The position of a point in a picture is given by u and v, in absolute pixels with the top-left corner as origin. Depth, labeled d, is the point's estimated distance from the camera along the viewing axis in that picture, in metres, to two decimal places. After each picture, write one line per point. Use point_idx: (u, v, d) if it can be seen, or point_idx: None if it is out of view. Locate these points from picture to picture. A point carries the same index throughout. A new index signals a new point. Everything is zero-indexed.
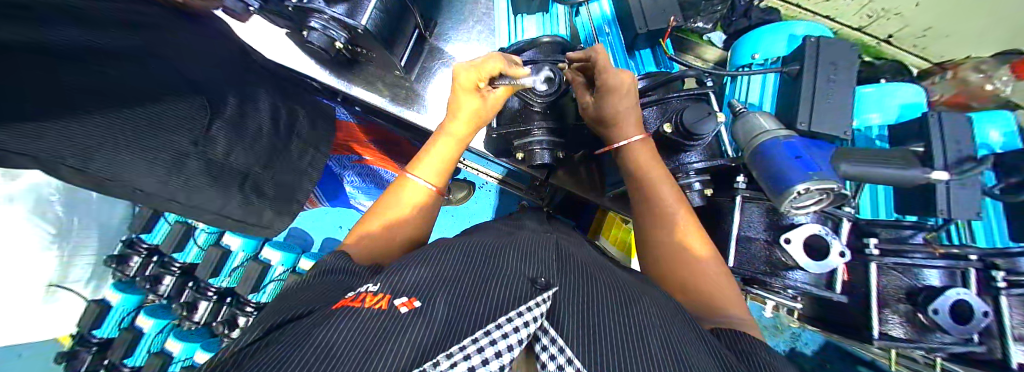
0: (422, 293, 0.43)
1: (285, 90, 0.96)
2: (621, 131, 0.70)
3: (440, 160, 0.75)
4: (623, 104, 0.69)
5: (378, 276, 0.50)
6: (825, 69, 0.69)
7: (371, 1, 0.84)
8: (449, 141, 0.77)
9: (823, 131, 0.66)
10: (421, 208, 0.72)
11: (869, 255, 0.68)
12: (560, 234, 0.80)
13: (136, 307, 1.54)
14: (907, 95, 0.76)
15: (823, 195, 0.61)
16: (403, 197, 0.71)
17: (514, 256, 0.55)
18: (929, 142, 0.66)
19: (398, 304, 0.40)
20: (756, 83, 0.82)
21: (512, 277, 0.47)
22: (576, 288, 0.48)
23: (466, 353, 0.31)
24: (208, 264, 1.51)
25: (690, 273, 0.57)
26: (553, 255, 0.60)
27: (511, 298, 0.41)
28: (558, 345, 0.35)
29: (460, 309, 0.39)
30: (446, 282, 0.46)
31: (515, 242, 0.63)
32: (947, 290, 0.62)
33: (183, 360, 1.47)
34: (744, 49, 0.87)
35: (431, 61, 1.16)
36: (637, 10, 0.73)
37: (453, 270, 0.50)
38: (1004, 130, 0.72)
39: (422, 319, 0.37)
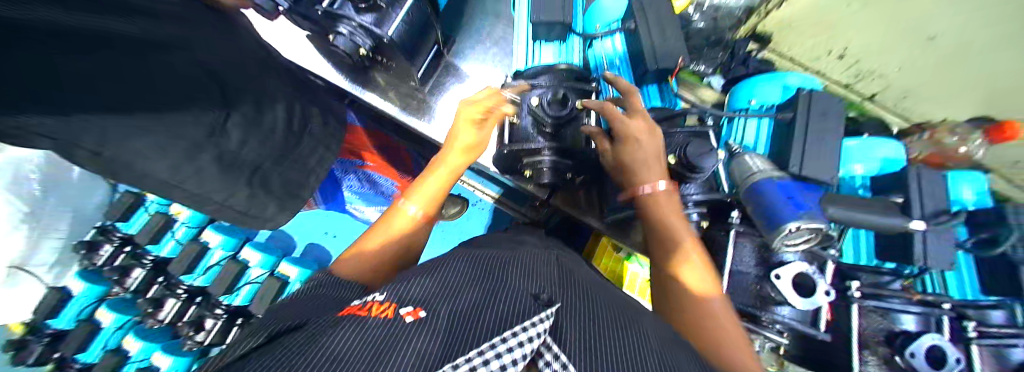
0: (426, 305, 0.44)
1: (301, 91, 0.97)
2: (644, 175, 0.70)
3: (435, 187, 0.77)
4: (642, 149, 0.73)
5: (384, 287, 0.51)
6: (815, 119, 0.75)
7: (398, 15, 0.88)
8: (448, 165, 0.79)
9: (814, 176, 0.71)
10: (412, 234, 0.72)
11: (852, 296, 0.71)
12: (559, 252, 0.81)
13: (99, 299, 1.46)
14: (888, 151, 0.81)
15: (813, 234, 0.65)
16: (393, 222, 0.72)
17: (518, 271, 0.56)
18: (908, 194, 0.71)
19: (404, 314, 0.42)
20: (752, 127, 0.87)
21: (515, 293, 0.48)
22: (578, 306, 0.49)
23: (471, 365, 0.32)
24: (182, 261, 1.47)
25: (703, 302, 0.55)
26: (554, 273, 0.61)
27: (515, 313, 0.41)
28: (561, 361, 0.36)
29: (463, 322, 0.40)
30: (449, 295, 0.47)
31: (517, 257, 0.64)
32: (921, 335, 0.66)
33: (140, 360, 1.42)
34: (741, 93, 0.94)
35: (445, 75, 1.20)
36: (648, 48, 0.79)
37: (457, 283, 0.51)
38: (976, 189, 0.78)
39: (427, 329, 0.38)
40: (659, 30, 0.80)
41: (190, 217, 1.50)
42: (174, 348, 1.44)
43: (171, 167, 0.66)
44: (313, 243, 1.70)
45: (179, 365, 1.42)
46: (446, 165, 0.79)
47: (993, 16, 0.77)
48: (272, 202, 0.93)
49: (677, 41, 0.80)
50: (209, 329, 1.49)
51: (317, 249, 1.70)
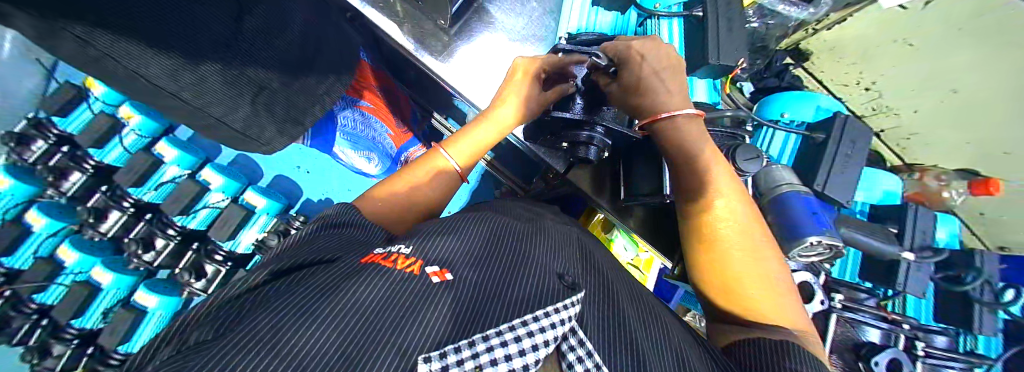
0: (452, 266, 0.41)
1: (320, 8, 0.86)
2: (664, 102, 0.62)
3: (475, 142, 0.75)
4: (658, 66, 0.63)
5: (408, 239, 0.48)
6: (846, 145, 0.79)
7: None
8: (498, 118, 0.77)
9: (838, 199, 0.77)
10: (442, 181, 0.70)
11: (834, 307, 0.80)
12: (577, 228, 0.76)
13: (27, 200, 1.22)
14: (890, 184, 0.86)
15: (827, 250, 0.70)
16: (430, 164, 0.70)
17: (541, 245, 0.54)
18: (903, 226, 0.79)
19: (430, 273, 0.38)
20: (779, 138, 0.89)
21: (540, 271, 0.45)
22: (600, 294, 0.48)
23: (489, 346, 0.30)
24: (132, 172, 1.24)
25: (739, 262, 0.51)
26: (577, 253, 0.59)
27: (541, 294, 0.39)
28: (585, 349, 0.35)
29: (489, 293, 0.38)
30: (477, 259, 0.44)
31: (542, 229, 0.61)
32: (885, 349, 0.76)
33: (76, 273, 1.22)
34: (773, 105, 0.93)
35: (473, 21, 1.08)
36: (713, 40, 0.77)
37: (483, 246, 0.48)
38: (949, 231, 0.89)
39: (451, 294, 0.36)
40: (726, 25, 0.77)
41: (142, 124, 1.28)
42: (116, 266, 1.25)
43: (164, 68, 0.56)
44: (280, 175, 1.50)
45: (122, 283, 1.24)
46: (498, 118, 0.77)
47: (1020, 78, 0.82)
48: (272, 126, 0.82)
49: (739, 39, 0.78)
50: (159, 250, 1.32)
51: (284, 183, 1.50)
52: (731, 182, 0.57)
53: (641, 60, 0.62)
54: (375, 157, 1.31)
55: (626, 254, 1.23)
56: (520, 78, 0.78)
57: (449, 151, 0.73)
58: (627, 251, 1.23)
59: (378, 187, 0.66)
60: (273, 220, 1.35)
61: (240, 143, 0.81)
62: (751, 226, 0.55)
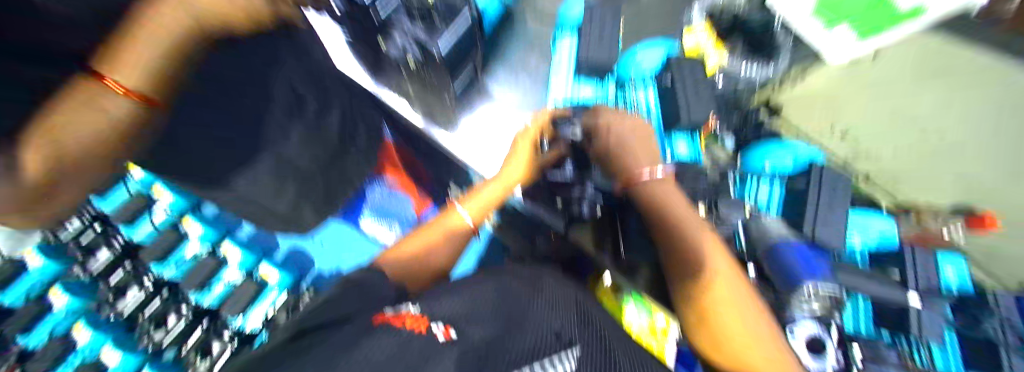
0: (457, 324, 0.44)
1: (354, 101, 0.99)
2: (635, 163, 0.77)
3: (489, 197, 0.82)
4: (629, 137, 0.80)
5: (413, 300, 0.51)
6: (826, 191, 0.83)
7: (451, 35, 0.98)
8: (508, 177, 0.85)
9: (830, 244, 0.78)
10: (455, 238, 0.74)
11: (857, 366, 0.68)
12: (577, 287, 0.78)
13: None
14: (885, 227, 0.87)
15: (826, 297, 0.71)
16: (447, 222, 0.76)
17: (540, 304, 0.56)
18: (904, 272, 0.81)
19: (435, 331, 0.41)
20: (765, 188, 0.92)
21: (538, 329, 0.47)
22: (597, 351, 0.48)
23: None
24: None
25: (721, 311, 0.52)
26: (574, 312, 0.60)
27: (540, 350, 0.41)
28: None
29: (495, 346, 0.40)
30: (480, 318, 0.47)
31: (539, 288, 0.63)
32: None
33: None
34: (754, 156, 0.97)
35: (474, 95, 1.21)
36: (684, 106, 0.88)
37: (485, 305, 0.51)
38: (957, 271, 0.86)
39: (460, 346, 0.38)
40: (693, 93, 0.90)
41: None
42: None
43: None
44: None
45: None
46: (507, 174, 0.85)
47: None
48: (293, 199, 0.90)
49: (708, 101, 0.88)
50: None
51: (293, 254, 1.49)
52: (703, 233, 0.62)
53: (610, 128, 0.83)
54: (398, 225, 1.33)
55: None
56: (527, 143, 0.88)
57: (463, 207, 0.80)
58: None
59: (398, 244, 0.71)
60: (284, 294, 1.30)
61: (261, 215, 0.88)
62: (734, 275, 0.56)
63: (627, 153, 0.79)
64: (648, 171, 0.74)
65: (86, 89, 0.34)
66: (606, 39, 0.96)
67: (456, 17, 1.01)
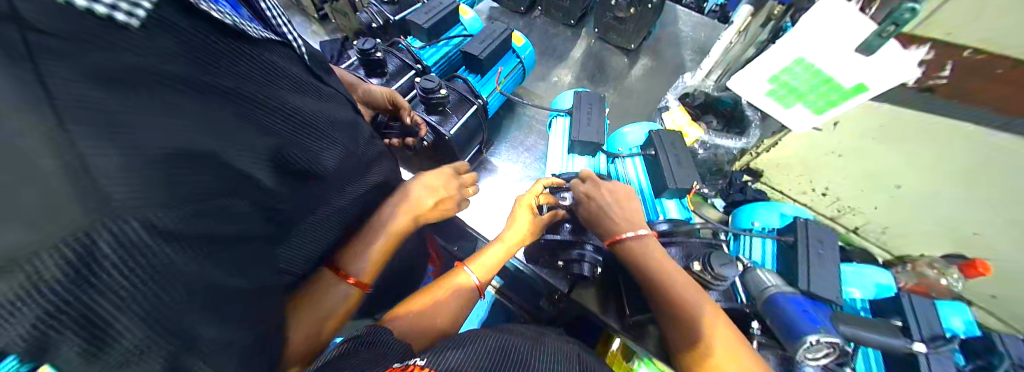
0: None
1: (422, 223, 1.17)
2: (619, 227, 0.82)
3: (492, 260, 0.87)
4: (610, 202, 0.85)
5: (423, 355, 0.55)
6: (814, 244, 0.86)
7: (459, 119, 1.14)
8: (509, 241, 0.90)
9: (823, 294, 0.81)
10: (464, 298, 0.80)
11: None
12: (578, 345, 0.80)
13: None
14: (880, 278, 0.91)
15: (831, 348, 0.72)
16: (452, 282, 0.81)
17: (542, 359, 0.60)
18: (906, 319, 0.82)
19: None
20: (757, 247, 0.98)
21: None
22: None
23: None
24: None
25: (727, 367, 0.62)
26: (575, 368, 0.63)
27: None
28: None
29: None
30: (481, 368, 0.51)
31: (541, 346, 0.67)
32: None
33: None
34: (742, 216, 1.08)
35: (480, 170, 1.36)
36: (667, 173, 0.97)
37: (488, 358, 0.54)
38: (963, 318, 0.88)
39: None
40: (676, 160, 0.99)
41: None
42: None
43: None
44: None
45: None
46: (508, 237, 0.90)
47: (960, 185, 0.97)
48: None
49: (689, 166, 0.99)
50: None
51: None
52: (698, 292, 0.72)
53: (596, 197, 0.87)
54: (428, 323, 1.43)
55: None
56: (524, 209, 0.92)
57: (469, 268, 0.85)
58: None
59: (404, 304, 0.75)
60: None
61: None
62: (722, 332, 0.66)
63: (609, 218, 0.83)
64: (633, 231, 0.80)
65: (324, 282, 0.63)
66: (595, 120, 1.10)
67: (465, 108, 1.16)
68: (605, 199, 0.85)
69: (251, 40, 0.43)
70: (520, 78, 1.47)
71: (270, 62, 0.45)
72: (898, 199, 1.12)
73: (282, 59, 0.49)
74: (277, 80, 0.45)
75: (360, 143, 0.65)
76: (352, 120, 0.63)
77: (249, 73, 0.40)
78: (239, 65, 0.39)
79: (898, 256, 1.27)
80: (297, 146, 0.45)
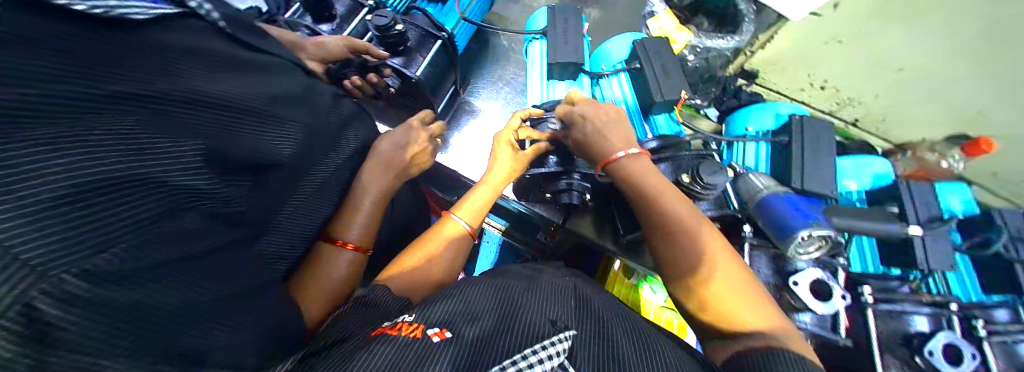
0: (451, 325, 0.47)
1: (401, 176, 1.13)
2: (613, 149, 0.76)
3: (479, 203, 0.85)
4: (603, 123, 0.79)
5: (412, 308, 0.54)
6: (809, 141, 0.83)
7: (424, 58, 1.04)
8: (491, 182, 0.88)
9: (817, 190, 0.78)
10: (458, 245, 0.79)
11: (865, 301, 0.77)
12: (575, 276, 0.81)
13: None
14: (878, 167, 0.87)
15: (823, 241, 0.71)
16: (442, 231, 0.78)
17: (535, 297, 0.59)
18: (903, 205, 0.79)
19: (430, 334, 0.45)
20: (751, 151, 0.94)
21: (534, 318, 0.50)
22: (595, 333, 0.52)
23: None
24: None
25: (714, 293, 0.57)
26: (572, 300, 0.62)
27: (531, 336, 0.46)
28: None
29: (486, 342, 0.44)
30: (474, 316, 0.50)
31: (536, 283, 0.66)
32: (937, 335, 0.73)
33: None
34: (736, 123, 1.02)
35: (459, 112, 1.30)
36: (654, 86, 0.90)
37: (482, 304, 0.53)
38: (962, 199, 0.87)
39: (451, 350, 0.42)
40: (662, 71, 0.92)
41: None
42: None
43: None
44: None
45: None
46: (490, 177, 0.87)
47: (966, 58, 0.89)
48: None
49: (678, 78, 0.91)
50: None
51: None
52: (694, 215, 0.66)
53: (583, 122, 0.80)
54: None
55: (655, 297, 1.19)
56: (504, 147, 0.89)
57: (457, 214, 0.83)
58: (656, 294, 1.19)
59: (400, 259, 0.73)
60: None
61: None
62: (710, 244, 0.61)
63: (600, 141, 0.77)
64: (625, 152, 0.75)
65: (326, 251, 0.61)
66: (573, 38, 0.99)
67: (429, 46, 1.06)
68: (593, 120, 0.79)
69: (135, 30, 0.30)
70: (486, 4, 1.33)
71: (179, 49, 0.33)
72: (898, 85, 1.04)
73: (189, 38, 0.35)
74: (196, 67, 0.34)
75: (322, 113, 0.56)
76: (302, 87, 0.53)
77: (144, 69, 0.28)
78: (138, 65, 0.28)
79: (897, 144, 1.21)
80: (251, 137, 0.37)
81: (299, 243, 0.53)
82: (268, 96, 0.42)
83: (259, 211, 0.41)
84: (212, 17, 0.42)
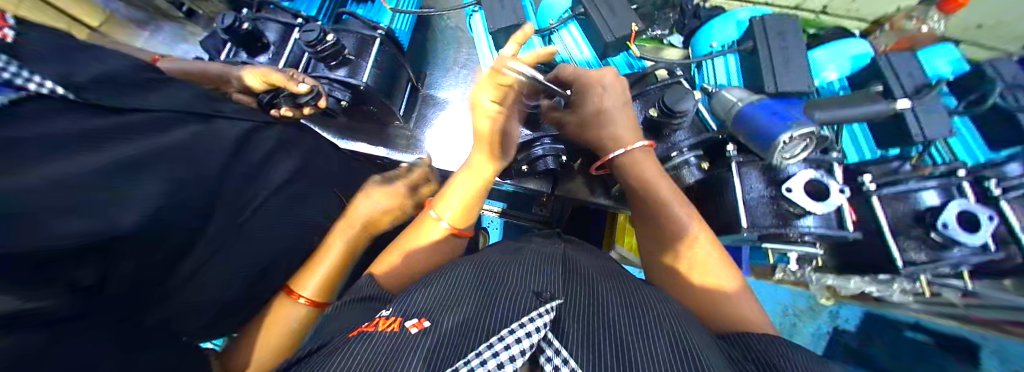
0: (431, 313, 0.46)
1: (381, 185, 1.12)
2: (619, 136, 0.75)
3: (465, 198, 0.74)
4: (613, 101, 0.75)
5: (393, 302, 0.52)
6: (774, 39, 0.79)
7: (368, 63, 1.05)
8: (470, 181, 0.75)
9: (790, 89, 0.74)
10: (435, 245, 0.73)
11: (868, 190, 0.73)
12: (568, 242, 0.79)
13: None
14: (858, 49, 0.83)
15: (807, 140, 0.66)
16: (421, 233, 0.73)
17: (520, 268, 0.57)
18: (886, 82, 0.75)
19: (409, 326, 0.44)
20: (720, 68, 0.89)
21: (517, 292, 0.49)
22: (586, 302, 0.51)
23: (482, 358, 0.37)
24: None
25: (696, 276, 0.61)
26: (560, 269, 0.60)
27: (515, 308, 0.44)
28: (561, 356, 0.40)
29: (467, 324, 0.43)
30: (455, 302, 0.48)
31: (522, 253, 0.65)
32: (949, 204, 0.66)
33: None
34: (700, 41, 0.96)
35: (425, 107, 1.30)
36: (603, 27, 0.86)
37: (462, 286, 0.52)
38: (948, 60, 0.84)
39: (431, 335, 0.41)
40: (607, 9, 0.87)
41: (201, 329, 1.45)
42: None
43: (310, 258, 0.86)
44: None
45: None
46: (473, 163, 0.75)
47: None
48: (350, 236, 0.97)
49: (625, 12, 0.87)
50: None
51: None
52: (690, 215, 0.67)
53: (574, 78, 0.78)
54: None
55: None
56: None
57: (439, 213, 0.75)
58: None
59: (383, 257, 0.70)
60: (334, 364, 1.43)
61: None
62: (697, 242, 0.64)
63: (601, 122, 0.76)
64: (625, 147, 0.74)
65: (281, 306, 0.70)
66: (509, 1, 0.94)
67: (369, 47, 1.07)
68: (597, 95, 0.75)
69: None
70: None
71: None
72: None
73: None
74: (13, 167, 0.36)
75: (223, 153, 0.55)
76: (188, 136, 0.58)
77: None
78: None
79: (871, 20, 1.22)
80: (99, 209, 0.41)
81: (228, 282, 0.62)
82: (112, 164, 0.45)
83: (129, 272, 0.46)
84: (60, 92, 0.45)
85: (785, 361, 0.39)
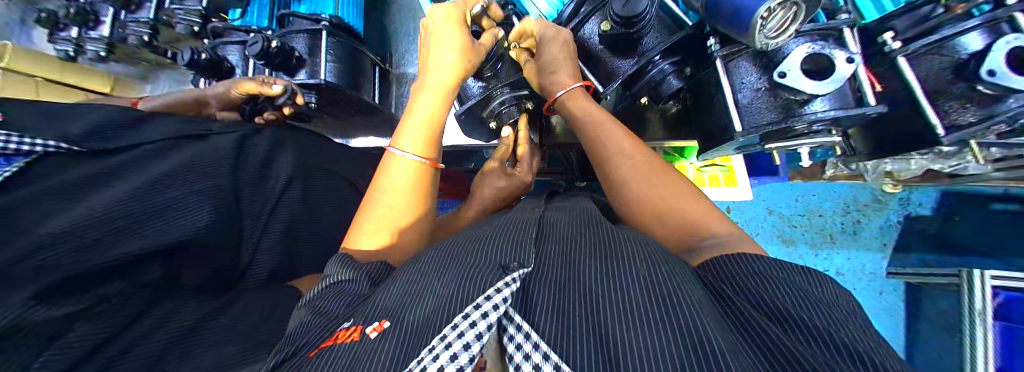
0: (393, 311, 0.43)
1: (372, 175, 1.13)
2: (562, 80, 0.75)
3: (426, 125, 0.75)
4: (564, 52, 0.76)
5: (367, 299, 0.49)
6: None
7: (323, 59, 1.03)
8: (426, 109, 0.76)
9: None
10: (420, 181, 0.72)
11: (892, 52, 0.62)
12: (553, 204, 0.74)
13: None
14: None
15: (792, 6, 0.53)
16: (393, 169, 0.71)
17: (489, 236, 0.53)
18: None
19: (369, 331, 0.40)
20: None
21: (484, 267, 0.45)
22: (560, 267, 0.47)
23: (435, 354, 0.34)
24: None
25: (649, 197, 0.59)
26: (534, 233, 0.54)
27: (475, 286, 0.41)
28: (522, 331, 0.36)
29: (430, 313, 0.40)
30: (420, 289, 0.45)
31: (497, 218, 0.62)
32: (995, 46, 0.52)
33: None
34: None
35: (401, 85, 1.32)
36: None
37: (430, 270, 0.49)
38: None
39: (390, 338, 0.38)
40: None
41: None
42: None
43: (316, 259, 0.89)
44: None
45: None
46: (434, 83, 0.77)
47: None
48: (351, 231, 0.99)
49: None
50: None
51: None
52: (625, 139, 0.66)
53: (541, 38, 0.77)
54: None
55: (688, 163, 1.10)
56: (453, 26, 0.75)
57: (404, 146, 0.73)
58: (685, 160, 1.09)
59: (364, 236, 0.66)
60: None
61: None
62: (638, 163, 0.63)
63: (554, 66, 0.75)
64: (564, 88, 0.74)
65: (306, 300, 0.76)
66: None
67: (320, 42, 1.04)
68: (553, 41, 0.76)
69: None
70: None
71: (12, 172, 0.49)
72: None
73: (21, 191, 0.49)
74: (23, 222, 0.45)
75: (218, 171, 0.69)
76: (189, 162, 0.68)
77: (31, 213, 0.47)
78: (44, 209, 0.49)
79: None
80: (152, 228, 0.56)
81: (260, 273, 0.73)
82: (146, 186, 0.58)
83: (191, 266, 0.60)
84: (65, 147, 0.56)
85: (778, 296, 0.34)
